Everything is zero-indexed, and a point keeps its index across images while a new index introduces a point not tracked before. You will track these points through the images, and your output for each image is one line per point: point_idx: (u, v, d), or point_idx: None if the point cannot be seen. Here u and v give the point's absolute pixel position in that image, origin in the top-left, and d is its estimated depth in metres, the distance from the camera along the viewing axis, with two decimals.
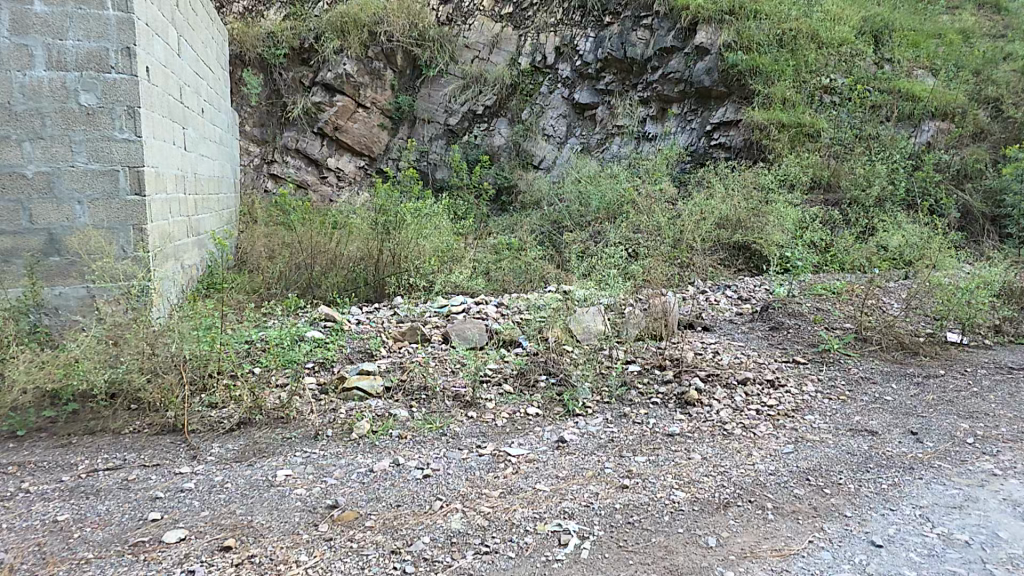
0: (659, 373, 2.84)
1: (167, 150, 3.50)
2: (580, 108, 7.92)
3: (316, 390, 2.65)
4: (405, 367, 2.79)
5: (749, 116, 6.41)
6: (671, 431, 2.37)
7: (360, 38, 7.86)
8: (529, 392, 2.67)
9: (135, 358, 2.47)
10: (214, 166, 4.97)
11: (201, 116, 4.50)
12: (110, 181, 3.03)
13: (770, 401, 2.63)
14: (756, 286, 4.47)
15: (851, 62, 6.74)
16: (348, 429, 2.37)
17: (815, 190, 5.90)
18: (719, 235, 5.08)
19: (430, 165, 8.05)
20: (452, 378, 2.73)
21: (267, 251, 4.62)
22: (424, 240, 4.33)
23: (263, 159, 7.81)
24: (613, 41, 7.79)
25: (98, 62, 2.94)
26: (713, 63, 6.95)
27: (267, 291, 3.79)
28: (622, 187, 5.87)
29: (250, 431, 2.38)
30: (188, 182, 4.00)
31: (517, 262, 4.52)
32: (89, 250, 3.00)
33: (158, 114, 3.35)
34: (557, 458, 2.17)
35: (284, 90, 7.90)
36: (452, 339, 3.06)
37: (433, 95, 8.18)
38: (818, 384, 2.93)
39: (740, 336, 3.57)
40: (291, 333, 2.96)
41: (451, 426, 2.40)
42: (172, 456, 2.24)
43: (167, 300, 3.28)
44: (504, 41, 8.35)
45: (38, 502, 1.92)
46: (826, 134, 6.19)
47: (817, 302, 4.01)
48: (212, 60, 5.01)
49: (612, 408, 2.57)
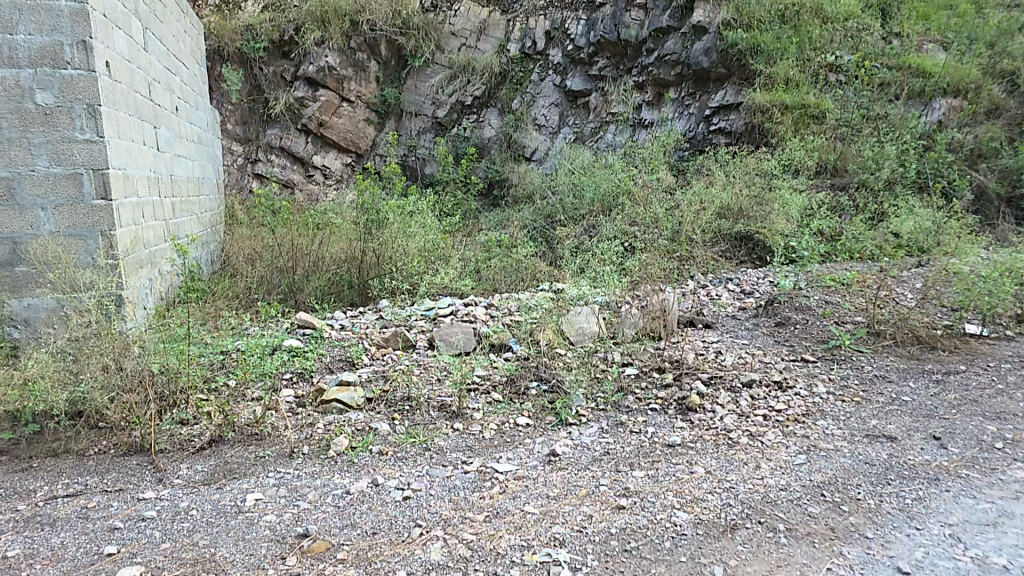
0: (658, 377, 2.64)
1: (136, 150, 3.29)
2: (573, 95, 7.72)
3: (292, 402, 2.33)
4: (387, 376, 2.52)
5: (752, 98, 6.18)
6: (671, 441, 2.16)
7: (342, 29, 7.55)
8: (518, 400, 2.46)
9: (95, 375, 2.11)
10: (193, 166, 4.80)
11: (175, 114, 4.31)
12: (73, 185, 2.78)
13: (778, 405, 2.43)
14: (761, 278, 4.26)
15: (858, 37, 6.46)
16: (326, 445, 2.05)
17: (821, 175, 5.71)
18: (719, 225, 4.88)
19: (419, 161, 7.92)
20: (437, 387, 2.48)
21: (252, 255, 4.42)
22: (409, 239, 4.16)
23: (247, 159, 7.65)
24: (605, 22, 7.58)
25: (53, 58, 2.70)
26: (712, 42, 6.78)
27: (249, 296, 3.67)
28: (617, 177, 5.63)
29: (222, 450, 2.02)
30: (163, 184, 3.81)
31: (507, 259, 4.33)
32: (53, 259, 2.76)
33: (123, 112, 3.12)
34: (547, 474, 1.94)
35: (264, 86, 7.63)
36: (437, 344, 2.84)
37: (420, 87, 8.02)
38: (830, 384, 2.73)
39: (745, 333, 3.36)
40: (269, 343, 2.67)
41: (435, 440, 2.14)
42: (137, 479, 1.86)
43: (142, 306, 3.08)
44: (491, 27, 8.10)
45: None
46: (832, 115, 5.95)
47: (827, 295, 3.80)
48: (186, 54, 4.83)
49: (607, 415, 2.37)
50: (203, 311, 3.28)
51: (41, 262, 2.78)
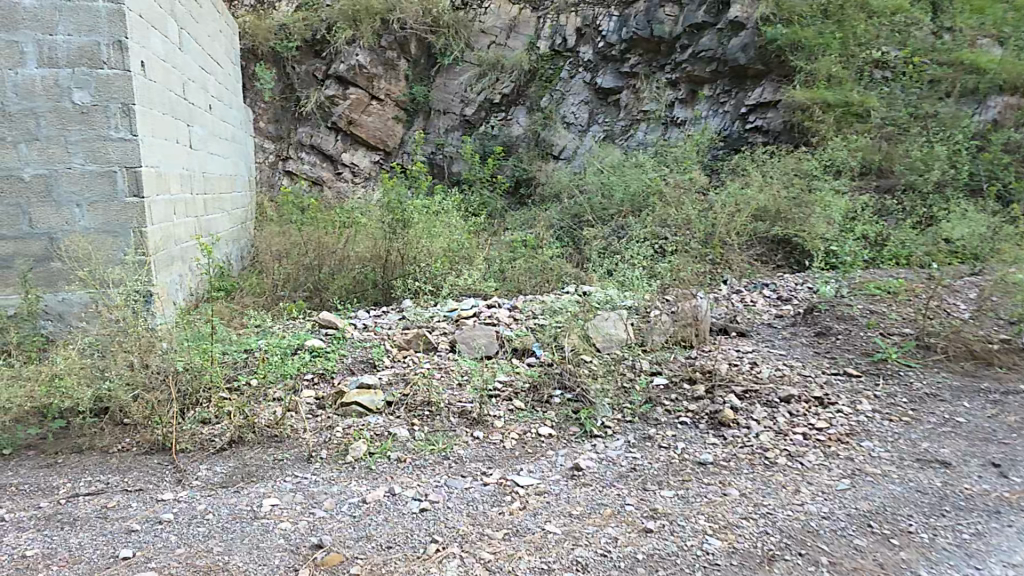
0: (689, 389, 2.51)
1: (170, 149, 3.31)
2: (603, 93, 7.56)
3: (312, 405, 2.27)
4: (408, 380, 2.43)
5: (792, 95, 5.96)
6: (703, 459, 2.04)
7: (373, 27, 7.59)
8: (542, 408, 2.35)
9: (121, 373, 2.08)
10: (226, 164, 4.86)
11: (209, 113, 4.36)
12: (108, 183, 2.80)
13: (820, 423, 2.29)
14: (799, 284, 4.06)
15: (906, 32, 6.20)
16: (342, 450, 1.98)
17: (866, 176, 5.46)
18: (755, 228, 4.69)
19: (446, 159, 7.80)
20: (457, 393, 2.38)
21: (280, 252, 4.46)
22: (433, 239, 4.12)
23: (278, 156, 7.70)
24: (638, 19, 7.41)
25: (90, 58, 2.72)
26: (751, 38, 6.54)
27: (275, 292, 3.72)
28: (647, 177, 5.48)
29: (241, 452, 1.97)
30: (196, 182, 3.86)
31: (533, 260, 4.23)
32: (87, 255, 2.78)
33: (158, 111, 3.14)
34: (572, 491, 1.83)
35: (297, 84, 7.73)
36: (459, 348, 2.75)
37: (449, 85, 7.95)
38: (875, 402, 2.57)
39: (782, 343, 3.19)
40: (289, 344, 2.61)
41: (455, 449, 2.04)
42: (156, 479, 1.81)
43: (172, 302, 3.11)
44: (522, 24, 8.01)
45: (9, 533, 1.52)
46: (877, 114, 5.66)
47: (871, 304, 3.59)
48: (221, 53, 4.87)
49: (635, 429, 2.26)
50: (224, 307, 3.31)
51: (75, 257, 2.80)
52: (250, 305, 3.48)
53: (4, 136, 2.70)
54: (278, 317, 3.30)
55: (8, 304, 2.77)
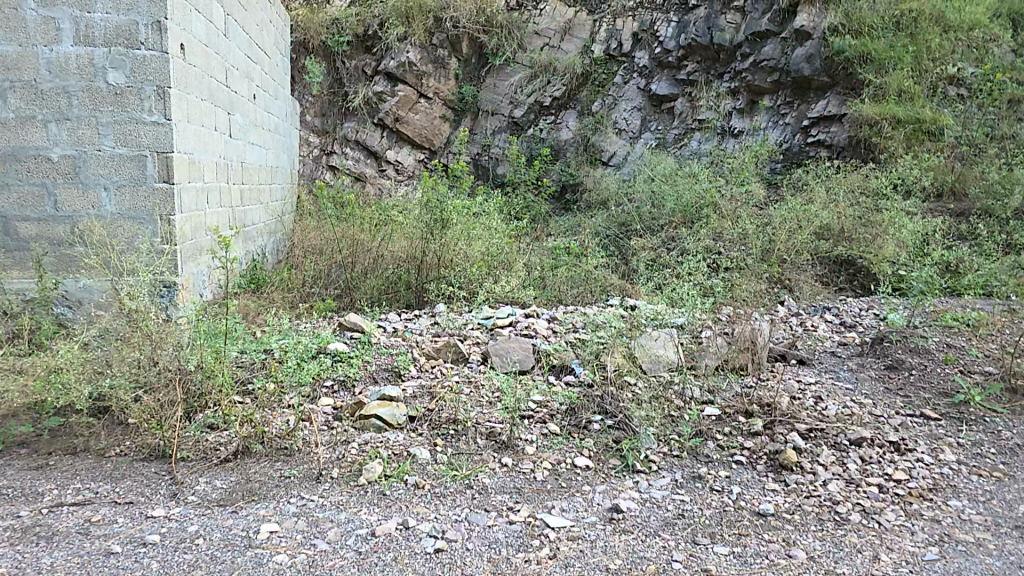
0: (744, 422, 2.26)
1: (206, 136, 3.22)
2: (657, 100, 7.28)
3: (329, 415, 2.11)
4: (435, 395, 2.24)
5: (858, 109, 5.62)
6: (763, 509, 1.78)
7: (425, 25, 7.53)
8: (579, 435, 2.13)
9: (125, 369, 1.95)
10: (267, 155, 4.79)
11: (252, 103, 4.30)
12: (137, 167, 2.71)
13: (897, 474, 2.00)
14: (863, 310, 3.74)
15: (984, 48, 5.77)
16: (356, 471, 1.80)
17: (937, 198, 5.07)
18: (816, 246, 4.36)
19: (490, 161, 7.65)
20: (487, 411, 2.18)
21: (315, 248, 4.37)
22: (471, 243, 3.93)
23: (323, 150, 7.67)
24: (698, 26, 7.10)
25: (127, 38, 2.63)
26: (815, 49, 6.18)
27: (306, 289, 3.62)
28: (700, 188, 5.18)
29: (245, 466, 1.82)
30: (233, 172, 3.78)
31: (576, 269, 4.01)
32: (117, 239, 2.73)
33: (196, 96, 3.05)
34: (609, 539, 1.60)
35: (346, 79, 7.68)
36: (492, 360, 2.55)
37: (499, 85, 7.75)
38: (959, 452, 2.25)
39: (848, 375, 2.88)
40: (312, 344, 2.46)
41: (480, 476, 1.84)
42: (149, 492, 1.67)
43: (197, 294, 3.04)
44: (577, 27, 7.79)
45: None
46: (952, 132, 5.32)
47: (947, 337, 3.23)
48: (269, 44, 4.82)
49: (683, 466, 2.02)
50: (249, 304, 3.20)
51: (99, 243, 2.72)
52: (277, 302, 3.36)
53: (34, 115, 2.65)
54: (307, 315, 3.18)
55: (23, 288, 2.71)
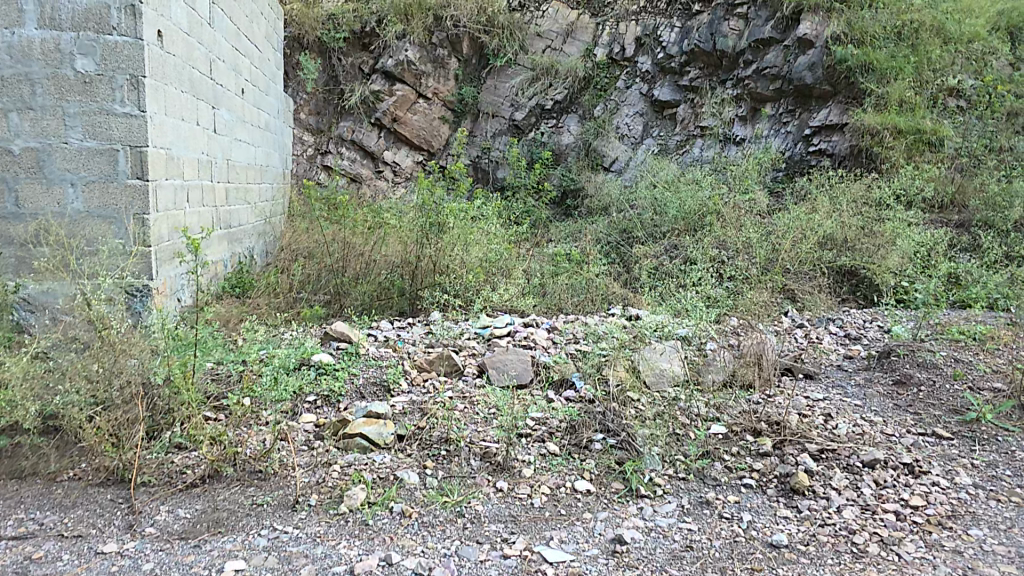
0: (753, 443, 2.17)
1: (187, 130, 3.08)
2: (659, 106, 7.25)
3: (310, 433, 1.99)
4: (425, 411, 2.13)
5: (860, 118, 5.55)
6: (776, 540, 1.68)
7: (425, 24, 7.38)
8: (580, 455, 2.03)
9: (84, 384, 1.82)
10: (257, 154, 4.66)
11: (240, 98, 4.17)
12: (108, 161, 2.57)
13: (914, 499, 1.88)
14: (867, 322, 3.67)
15: (984, 60, 5.73)
16: (336, 497, 1.68)
17: (936, 209, 5.01)
18: (821, 256, 4.27)
19: (491, 164, 7.56)
20: (481, 429, 2.07)
21: (305, 252, 4.25)
22: (469, 248, 3.79)
23: (317, 150, 7.47)
24: (701, 31, 7.02)
25: (97, 22, 2.49)
26: (818, 57, 6.09)
27: (293, 295, 3.49)
28: (703, 195, 5.09)
29: (213, 492, 1.70)
30: (218, 170, 3.65)
31: (577, 276, 3.91)
32: (89, 238, 2.62)
33: (176, 87, 2.91)
34: (610, 575, 1.49)
35: (341, 77, 7.49)
36: (488, 373, 2.46)
37: (499, 88, 7.63)
38: (974, 474, 2.12)
39: (856, 392, 2.77)
40: (292, 356, 2.32)
41: (472, 503, 1.72)
42: (102, 523, 1.56)
43: (175, 297, 2.92)
44: (580, 30, 7.69)
45: None
46: (951, 143, 5.26)
47: (956, 351, 3.13)
48: (260, 37, 4.67)
49: (690, 490, 1.92)
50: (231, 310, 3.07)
51: (68, 243, 2.59)
52: (263, 308, 3.21)
53: None
54: (292, 324, 3.02)
55: None
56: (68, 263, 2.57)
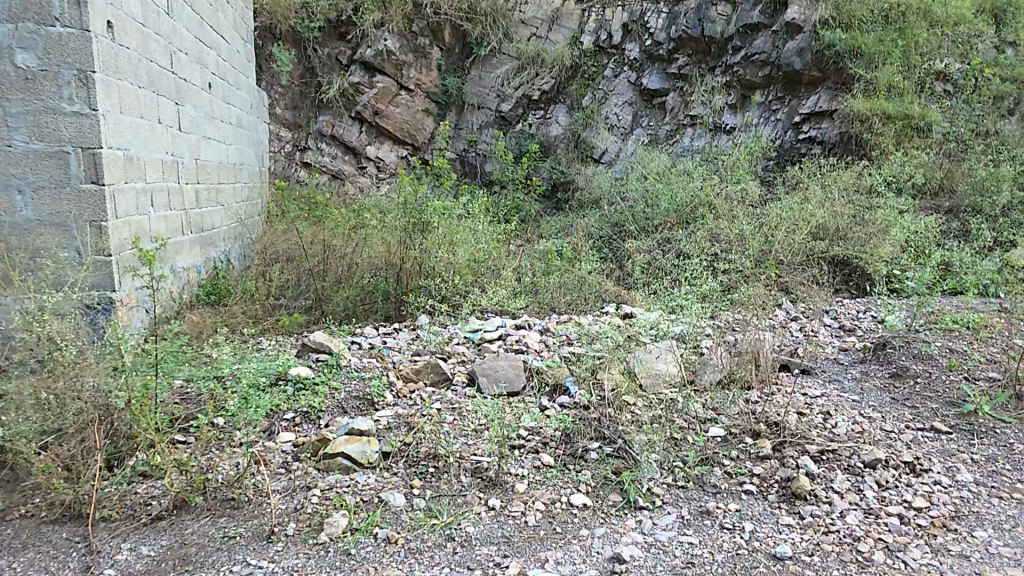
0: (753, 446, 2.12)
1: (146, 127, 3.12)
2: (648, 95, 7.17)
3: (288, 456, 2.08)
4: (412, 425, 2.19)
5: (850, 105, 5.48)
6: (779, 551, 1.62)
7: (404, 12, 7.16)
8: (576, 467, 2.01)
9: (38, 416, 1.94)
10: (230, 152, 4.59)
11: (209, 94, 4.11)
12: (57, 165, 2.64)
13: (916, 501, 1.81)
14: (861, 312, 3.64)
15: (969, 44, 5.70)
16: (316, 526, 1.74)
17: (924, 195, 4.97)
18: (814, 246, 4.22)
19: (477, 157, 7.45)
20: (472, 443, 2.10)
21: (286, 254, 4.17)
22: (457, 248, 3.70)
23: (296, 146, 7.25)
24: (688, 17, 6.93)
25: (39, 12, 2.53)
26: (807, 42, 6.04)
27: (272, 301, 3.50)
28: (694, 186, 5.04)
29: (179, 526, 1.80)
30: (185, 170, 3.63)
31: (568, 274, 3.84)
32: (37, 248, 2.69)
33: (130, 82, 2.96)
34: None
35: (318, 69, 7.24)
36: (479, 381, 2.46)
37: (485, 78, 7.54)
38: (975, 470, 2.04)
39: (853, 386, 2.73)
40: (269, 374, 2.47)
41: (462, 524, 1.74)
42: (56, 566, 1.65)
43: (142, 309, 3.04)
44: (565, 17, 7.55)
45: None
46: (939, 128, 5.22)
47: (950, 341, 3.07)
48: (229, 30, 4.60)
49: (690, 499, 1.87)
50: (203, 321, 3.17)
51: (21, 254, 2.67)
52: (237, 318, 3.24)
53: None
54: (270, 334, 3.09)
55: None
56: (11, 277, 2.60)
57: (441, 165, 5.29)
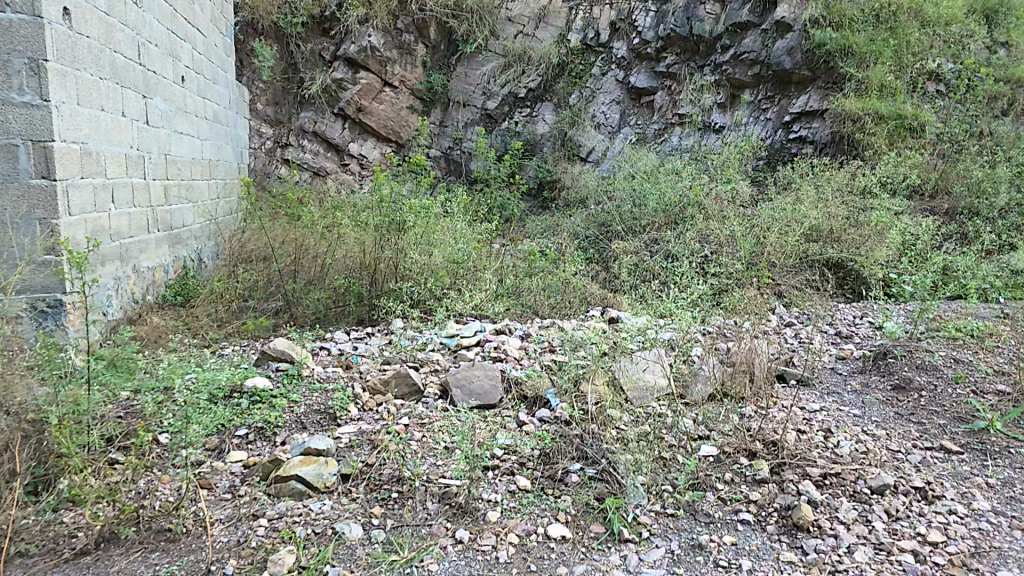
0: (748, 468, 1.94)
1: (107, 120, 2.89)
2: (636, 93, 7.02)
3: (237, 478, 1.87)
4: (375, 443, 1.98)
5: (841, 104, 5.34)
6: None
7: (388, 8, 6.92)
8: (554, 491, 1.82)
9: None
10: (205, 147, 4.35)
11: (181, 87, 3.86)
12: (5, 159, 2.42)
13: (931, 535, 1.64)
14: (857, 318, 3.49)
15: (961, 44, 5.55)
16: (259, 563, 1.53)
17: (917, 196, 4.84)
18: (807, 248, 4.07)
19: (463, 155, 7.25)
20: (440, 464, 1.90)
21: (259, 254, 3.95)
22: (433, 249, 3.49)
23: (277, 143, 6.99)
24: (677, 15, 6.75)
25: None
26: (797, 41, 5.89)
27: (238, 303, 3.27)
28: (682, 186, 4.88)
29: (107, 562, 1.59)
30: (152, 166, 3.39)
31: (552, 275, 3.67)
32: None
33: (91, 73, 2.73)
34: None
35: (301, 65, 6.94)
36: (452, 392, 2.27)
37: (470, 75, 7.34)
38: (991, 497, 1.87)
39: (853, 399, 2.57)
40: (222, 385, 2.25)
41: (425, 561, 1.55)
42: None
43: (103, 312, 2.81)
44: (552, 14, 7.35)
45: None
46: (933, 128, 5.08)
47: (954, 350, 2.91)
48: (205, 21, 4.35)
49: (680, 530, 1.69)
50: (161, 323, 2.95)
51: None
52: (199, 321, 3.01)
53: None
54: (233, 338, 2.88)
55: None
56: None
57: (420, 163, 5.09)
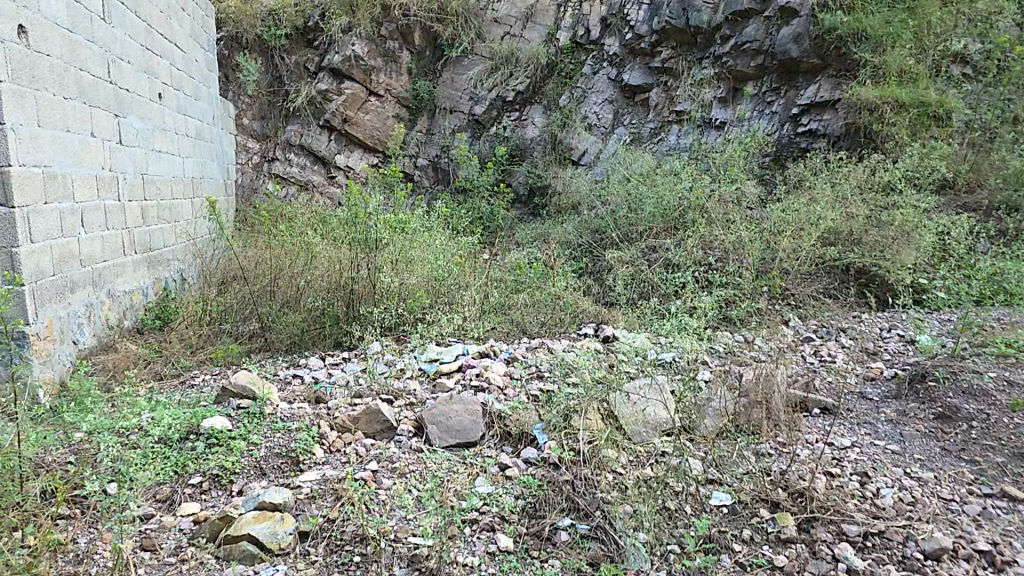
0: (771, 523, 1.65)
1: (74, 142, 2.71)
2: (629, 91, 6.73)
3: (183, 536, 1.63)
4: (339, 495, 1.74)
5: (857, 93, 4.98)
6: None
7: (371, 14, 6.79)
8: (543, 554, 1.56)
9: None
10: (186, 164, 4.19)
11: (159, 102, 3.70)
12: None
13: None
14: (880, 329, 3.18)
15: (988, 22, 5.04)
16: None
17: (946, 190, 4.45)
18: (823, 254, 3.70)
19: (450, 163, 6.98)
20: (409, 519, 1.65)
21: (238, 272, 3.76)
22: (410, 266, 3.29)
23: (264, 157, 6.93)
24: (673, 6, 6.48)
25: None
26: (804, 28, 5.55)
27: (212, 327, 3.08)
28: (681, 188, 4.57)
29: None
30: (126, 186, 3.22)
31: (541, 291, 3.46)
32: None
33: (53, 93, 2.55)
34: None
35: (286, 78, 6.90)
36: (430, 431, 2.02)
37: (456, 81, 7.14)
38: None
39: (890, 431, 2.24)
40: (179, 426, 2.04)
41: None
42: None
43: (71, 342, 2.61)
44: (540, 13, 7.14)
45: None
46: (959, 115, 4.66)
47: (1006, 370, 2.54)
48: (184, 34, 4.20)
49: None
50: (133, 351, 2.76)
51: None
52: (172, 348, 2.82)
53: None
54: (204, 367, 2.69)
55: None
56: None
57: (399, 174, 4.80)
